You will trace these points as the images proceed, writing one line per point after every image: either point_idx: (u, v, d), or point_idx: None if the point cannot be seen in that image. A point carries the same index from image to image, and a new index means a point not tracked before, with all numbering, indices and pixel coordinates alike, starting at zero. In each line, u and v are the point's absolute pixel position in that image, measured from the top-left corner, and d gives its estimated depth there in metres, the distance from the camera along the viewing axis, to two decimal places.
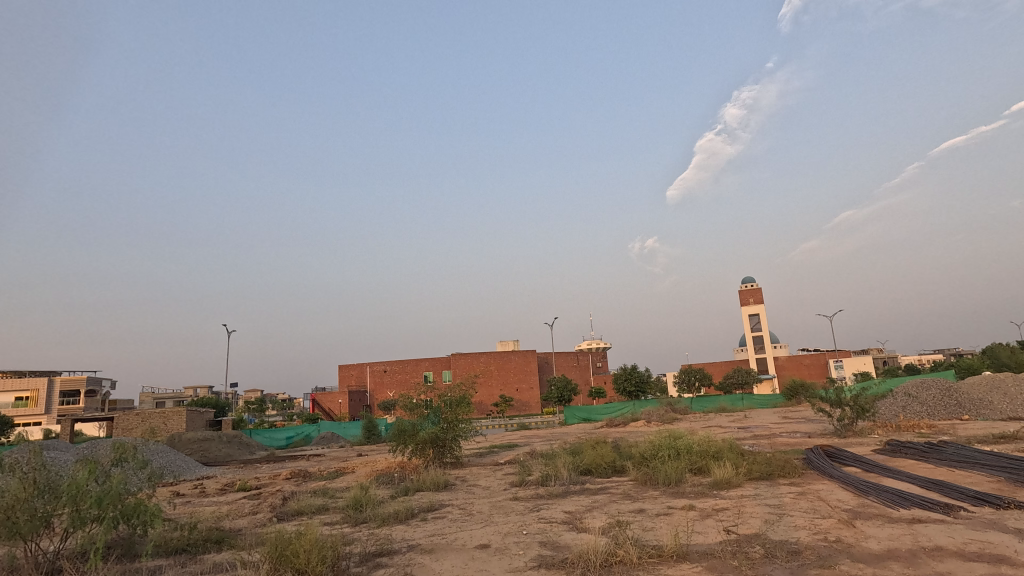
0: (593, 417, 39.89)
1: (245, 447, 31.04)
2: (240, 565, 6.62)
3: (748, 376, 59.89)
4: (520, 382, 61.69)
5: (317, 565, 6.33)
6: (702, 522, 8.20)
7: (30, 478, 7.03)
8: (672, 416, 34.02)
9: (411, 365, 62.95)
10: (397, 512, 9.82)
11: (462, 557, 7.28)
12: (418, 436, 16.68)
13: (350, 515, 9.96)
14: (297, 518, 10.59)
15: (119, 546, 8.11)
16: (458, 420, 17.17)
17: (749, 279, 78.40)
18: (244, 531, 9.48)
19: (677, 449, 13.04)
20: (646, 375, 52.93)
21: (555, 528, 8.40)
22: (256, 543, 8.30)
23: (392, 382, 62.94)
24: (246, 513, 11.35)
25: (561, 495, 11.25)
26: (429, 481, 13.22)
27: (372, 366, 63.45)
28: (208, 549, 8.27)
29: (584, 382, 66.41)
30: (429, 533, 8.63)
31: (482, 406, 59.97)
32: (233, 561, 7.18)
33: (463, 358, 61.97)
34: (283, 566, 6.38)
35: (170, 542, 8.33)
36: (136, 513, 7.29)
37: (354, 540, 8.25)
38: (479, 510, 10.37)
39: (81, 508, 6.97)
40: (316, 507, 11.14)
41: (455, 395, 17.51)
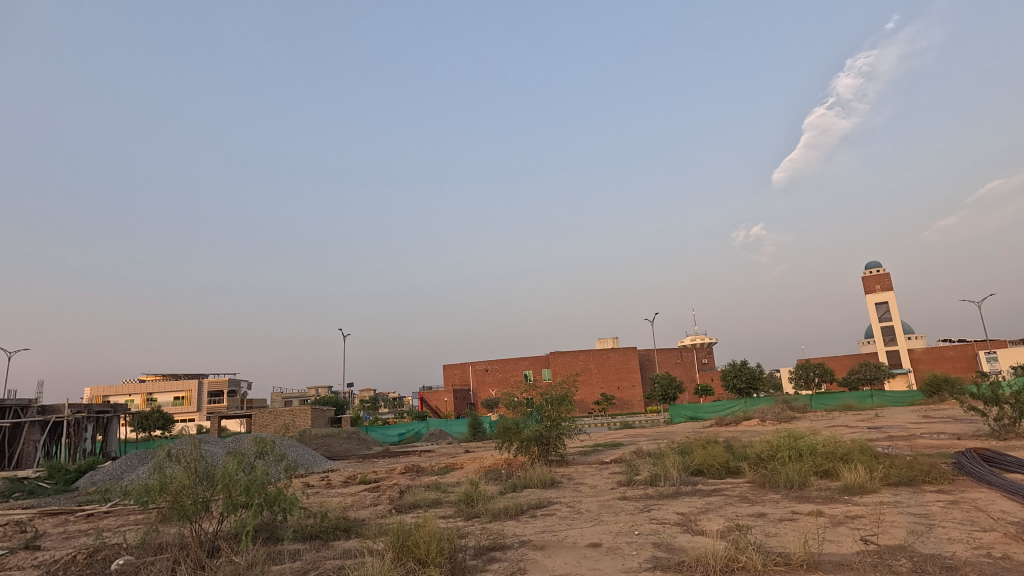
0: (700, 416, 38.21)
1: (362, 443, 33.31)
2: (368, 553, 7.09)
3: (878, 372, 54.21)
4: (621, 380, 60.57)
5: (436, 556, 6.63)
6: (834, 530, 7.54)
7: (192, 466, 8.04)
8: (789, 414, 31.61)
9: (511, 364, 64.13)
10: (507, 508, 10.03)
11: (574, 556, 7.26)
12: (523, 433, 16.93)
13: (463, 509, 10.35)
14: (413, 511, 11.16)
15: (265, 529, 9.05)
16: (562, 418, 17.17)
17: (874, 265, 71.06)
18: (368, 520, 10.16)
19: (798, 450, 12.10)
20: (757, 371, 49.67)
21: (668, 530, 8.13)
22: (379, 532, 8.87)
23: (493, 380, 64.46)
24: (368, 505, 12.18)
25: (672, 495, 10.88)
26: (536, 478, 13.37)
27: (474, 366, 65.32)
28: (339, 537, 8.97)
29: (689, 379, 63.73)
30: (540, 530, 8.73)
31: (584, 404, 59.79)
32: (360, 549, 7.72)
33: (562, 356, 62.13)
34: (405, 556, 6.74)
35: (306, 528, 9.16)
36: (277, 501, 8.12)
37: (469, 534, 8.52)
38: (586, 508, 10.30)
39: (233, 495, 7.86)
40: (430, 500, 11.72)
41: (557, 393, 17.56)
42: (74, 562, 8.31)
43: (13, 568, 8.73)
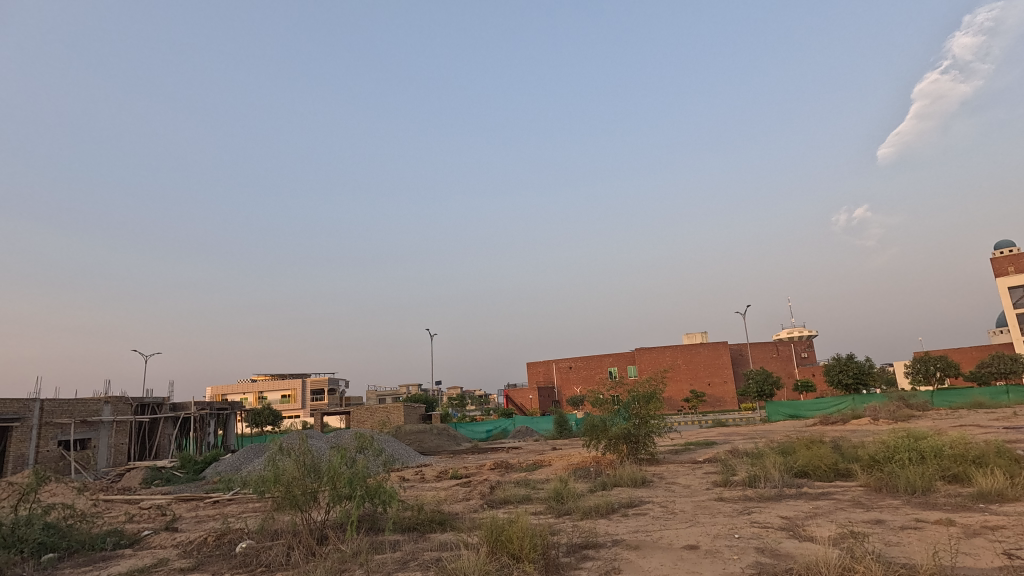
0: (801, 414, 35.75)
1: (452, 439, 34.35)
2: (463, 546, 7.30)
3: (1015, 365, 47.97)
4: (712, 376, 58.09)
5: (529, 552, 6.67)
6: (969, 541, 6.76)
7: (301, 460, 8.68)
8: (907, 412, 28.74)
9: (595, 360, 63.48)
10: (598, 506, 9.92)
11: (671, 557, 7.05)
12: (611, 431, 16.63)
13: (553, 506, 10.37)
14: (504, 506, 11.36)
15: (368, 520, 9.55)
16: (650, 416, 16.73)
17: (1007, 245, 62.89)
18: (461, 514, 10.46)
19: (920, 452, 10.97)
20: (866, 365, 45.67)
21: (773, 535, 7.67)
22: (473, 526, 9.10)
23: (577, 377, 64.08)
24: (461, 499, 12.55)
25: (775, 498, 10.25)
26: (627, 477, 13.13)
27: (558, 363, 65.28)
28: (435, 529, 9.30)
29: (788, 375, 59.73)
30: (632, 530, 8.55)
31: (672, 401, 57.98)
32: (456, 542, 7.95)
33: (648, 352, 60.64)
34: (499, 551, 6.85)
35: (405, 520, 9.57)
36: (377, 493, 8.60)
37: (561, 531, 8.55)
38: (681, 509, 9.95)
39: (338, 487, 8.40)
40: (521, 497, 11.85)
41: (645, 390, 17.09)
42: (205, 544, 9.22)
43: (158, 547, 9.87)
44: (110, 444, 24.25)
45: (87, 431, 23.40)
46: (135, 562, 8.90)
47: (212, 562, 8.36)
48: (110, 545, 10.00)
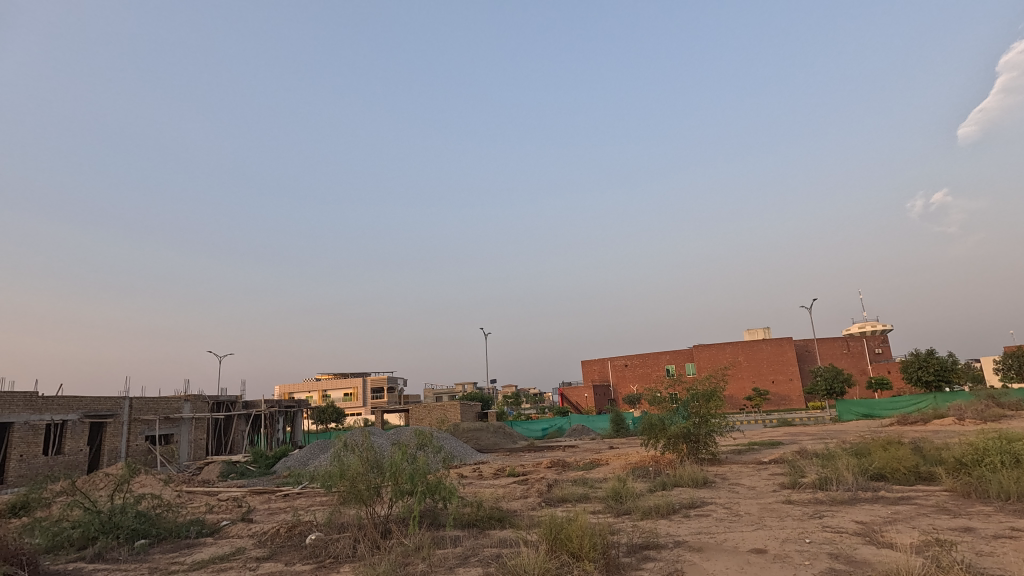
0: (876, 413, 33.72)
1: (509, 437, 34.59)
2: (523, 543, 7.34)
3: None
4: (776, 373, 55.73)
5: (589, 551, 6.62)
6: None
7: (365, 456, 8.99)
8: (997, 412, 26.52)
9: (652, 358, 62.24)
10: (658, 506, 9.73)
11: (737, 560, 6.83)
12: (669, 430, 16.23)
13: (612, 505, 10.25)
14: (562, 504, 11.34)
15: (429, 515, 9.76)
16: (711, 415, 16.24)
17: None
18: (519, 512, 10.53)
19: (1014, 455, 10.10)
20: (949, 361, 42.51)
21: (847, 540, 7.27)
22: (532, 524, 9.14)
23: (633, 375, 63.04)
24: (519, 497, 12.63)
25: (848, 501, 9.72)
26: (687, 477, 12.80)
27: (613, 361, 64.47)
28: (494, 526, 9.40)
29: (861, 372, 56.42)
30: (695, 531, 8.33)
31: (734, 400, 56.06)
32: (516, 539, 8.00)
33: (706, 349, 58.91)
34: (559, 549, 6.85)
35: (464, 516, 9.72)
36: (437, 489, 8.80)
37: (620, 530, 8.44)
38: (746, 511, 9.60)
39: (399, 482, 8.65)
40: (579, 495, 11.80)
41: (705, 389, 16.61)
42: (277, 534, 9.71)
43: (235, 537, 10.49)
44: (190, 439, 25.97)
45: (170, 426, 25.15)
46: (216, 550, 9.49)
47: (285, 552, 8.80)
48: (194, 533, 10.72)
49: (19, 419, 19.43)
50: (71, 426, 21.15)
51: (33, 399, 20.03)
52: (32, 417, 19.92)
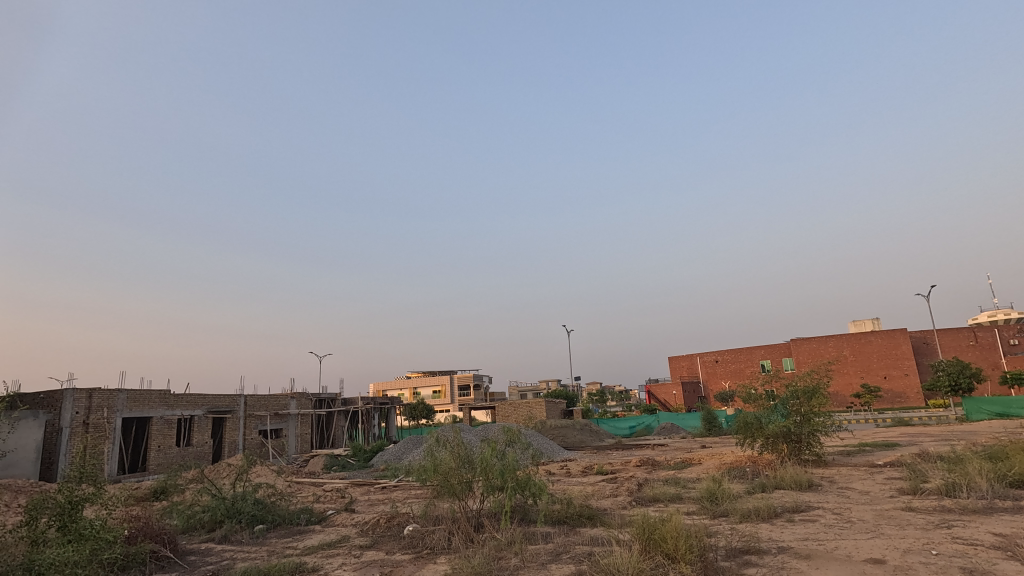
0: (1013, 413, 29.93)
1: (595, 435, 34.25)
2: (615, 542, 7.25)
3: None
4: (888, 368, 50.99)
5: (686, 553, 6.41)
6: None
7: (456, 451, 9.26)
8: None
9: (745, 353, 59.12)
10: (758, 509, 9.22)
11: (850, 570, 6.34)
12: (767, 429, 15.30)
13: (707, 506, 9.87)
14: (654, 504, 11.08)
15: (519, 511, 9.88)
16: (814, 412, 15.17)
17: None
18: (610, 510, 10.40)
19: None
20: None
21: (984, 554, 6.50)
22: (623, 523, 8.99)
23: (725, 372, 60.20)
24: (609, 495, 12.49)
25: (982, 510, 8.70)
26: (789, 479, 12.03)
27: (703, 357, 61.96)
28: (585, 524, 9.36)
29: (992, 367, 50.30)
30: (801, 537, 7.82)
31: (840, 397, 51.97)
32: (607, 538, 7.92)
33: (806, 343, 55.04)
34: (653, 549, 6.71)
35: (554, 513, 9.75)
36: (527, 485, 8.93)
37: (718, 533, 8.09)
38: (860, 517, 8.87)
39: (490, 478, 8.84)
40: (671, 495, 11.45)
41: (806, 385, 15.52)
42: (378, 524, 10.27)
43: (340, 525, 11.22)
44: (297, 433, 28.05)
45: (279, 422, 27.29)
46: (324, 537, 10.19)
47: (385, 542, 9.28)
48: (304, 520, 11.58)
49: (155, 414, 21.90)
50: (198, 420, 23.56)
51: (166, 396, 22.47)
52: (166, 412, 22.37)
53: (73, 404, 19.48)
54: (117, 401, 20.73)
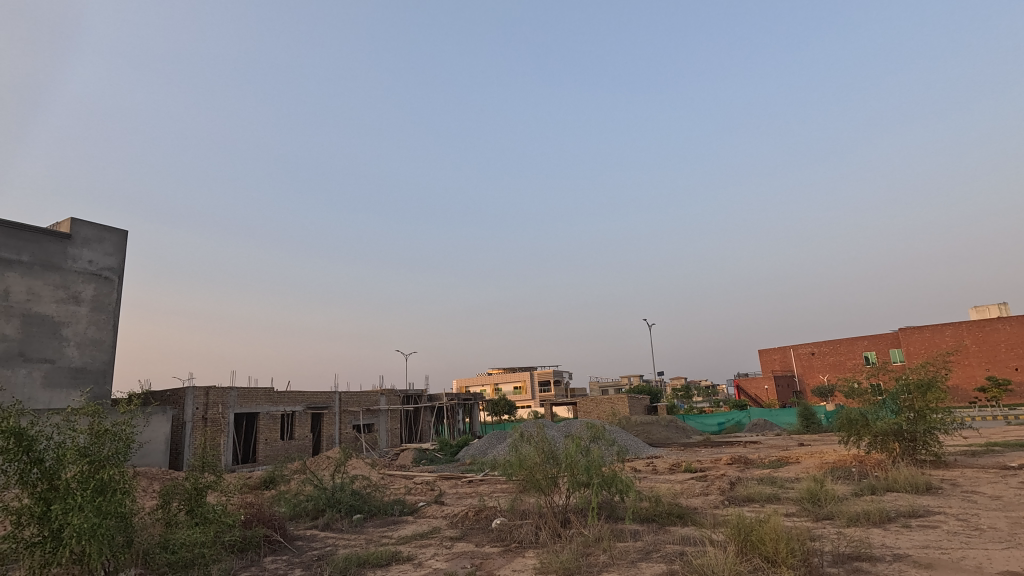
0: None
1: (682, 431, 33.18)
2: (708, 542, 7.00)
3: None
4: (1019, 358, 45.37)
5: (788, 557, 6.06)
6: None
7: (541, 447, 9.30)
8: None
9: (845, 344, 54.87)
10: (868, 512, 8.53)
11: None
12: (875, 427, 14.10)
13: (808, 508, 9.27)
14: (748, 503, 10.58)
15: (606, 507, 9.77)
16: (930, 408, 13.77)
17: None
18: (701, 510, 10.03)
19: None
20: None
21: None
22: (716, 523, 8.65)
23: (823, 365, 56.22)
24: (699, 493, 12.06)
25: None
26: (902, 480, 11.03)
27: (797, 349, 58.22)
28: (674, 522, 9.10)
29: None
30: (920, 544, 7.14)
31: (960, 392, 46.93)
32: (700, 538, 7.65)
33: (917, 332, 50.21)
34: (751, 551, 6.40)
35: (642, 511, 9.55)
36: (613, 482, 8.83)
37: (823, 537, 7.59)
38: (991, 525, 7.96)
39: (576, 474, 8.81)
40: (768, 495, 10.85)
41: (919, 378, 14.13)
42: (467, 517, 10.55)
43: (431, 516, 11.66)
44: (388, 428, 29.40)
45: (371, 417, 28.78)
46: (416, 528, 10.63)
47: (474, 534, 9.51)
48: (398, 511, 12.14)
49: (262, 410, 23.82)
50: (299, 415, 25.31)
51: (271, 393, 24.32)
52: (272, 408, 24.24)
53: (193, 400, 21.64)
54: (229, 398, 22.71)
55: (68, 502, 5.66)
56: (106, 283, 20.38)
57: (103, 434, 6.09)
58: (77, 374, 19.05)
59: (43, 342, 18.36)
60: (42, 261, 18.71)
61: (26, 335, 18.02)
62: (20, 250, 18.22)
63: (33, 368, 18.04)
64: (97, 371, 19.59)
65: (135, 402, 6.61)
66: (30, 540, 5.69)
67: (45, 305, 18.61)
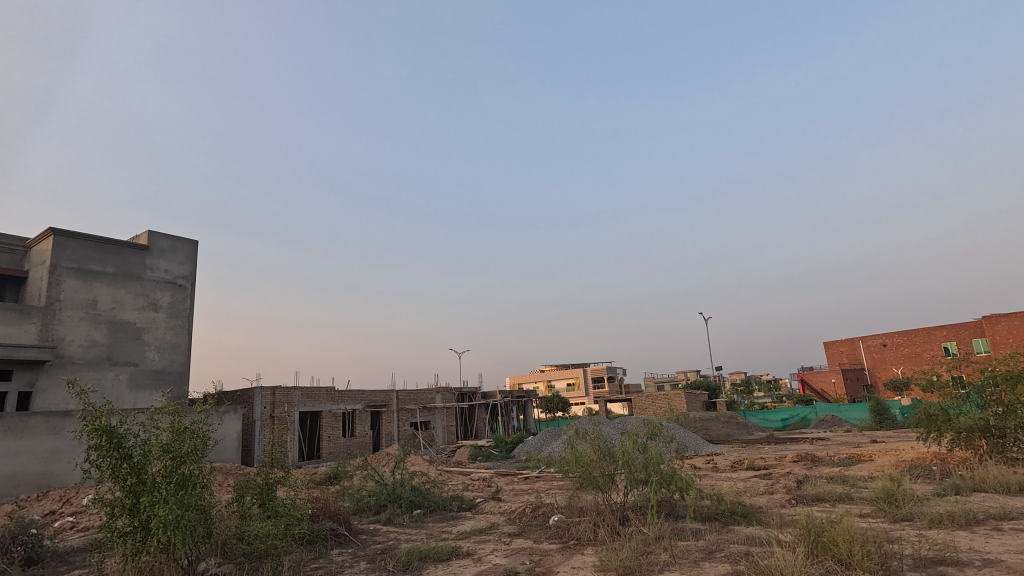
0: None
1: (743, 428, 32.06)
2: (776, 543, 6.74)
3: None
4: None
5: (864, 559, 5.75)
6: None
7: (597, 444, 9.20)
8: None
9: (921, 335, 51.43)
10: (953, 514, 7.96)
11: None
12: (957, 423, 13.15)
13: (885, 509, 8.75)
14: (817, 503, 10.11)
15: (666, 505, 9.58)
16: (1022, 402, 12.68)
17: None
18: (766, 509, 9.65)
19: None
20: None
21: None
22: (783, 523, 8.31)
23: (896, 357, 52.94)
24: (764, 492, 11.62)
25: None
26: (991, 480, 10.22)
27: (867, 341, 55.07)
28: (738, 521, 8.82)
29: None
30: (1014, 549, 6.60)
31: None
32: (767, 538, 7.36)
33: (1003, 320, 46.42)
34: (822, 552, 6.12)
35: (703, 510, 9.30)
36: (673, 480, 8.65)
37: (902, 539, 7.14)
38: None
39: (633, 471, 8.67)
40: (839, 495, 10.32)
41: (1007, 369, 13.05)
42: (524, 513, 10.59)
43: (489, 512, 11.79)
44: (443, 425, 29.95)
45: (427, 414, 29.38)
46: (475, 523, 10.78)
47: (532, 531, 9.55)
48: (456, 507, 12.34)
49: (325, 408, 24.78)
50: (359, 413, 26.18)
51: (333, 392, 25.26)
52: (333, 406, 25.19)
53: (261, 399, 22.77)
54: (294, 397, 23.75)
55: (155, 494, 6.09)
56: (180, 291, 21.75)
57: (183, 431, 6.51)
58: (158, 375, 20.47)
59: (127, 347, 19.79)
60: (124, 271, 20.14)
61: (112, 340, 19.47)
62: (105, 262, 19.68)
63: (120, 370, 19.48)
64: (175, 372, 20.96)
65: (210, 402, 7.01)
66: (122, 530, 6.15)
67: (128, 312, 20.04)
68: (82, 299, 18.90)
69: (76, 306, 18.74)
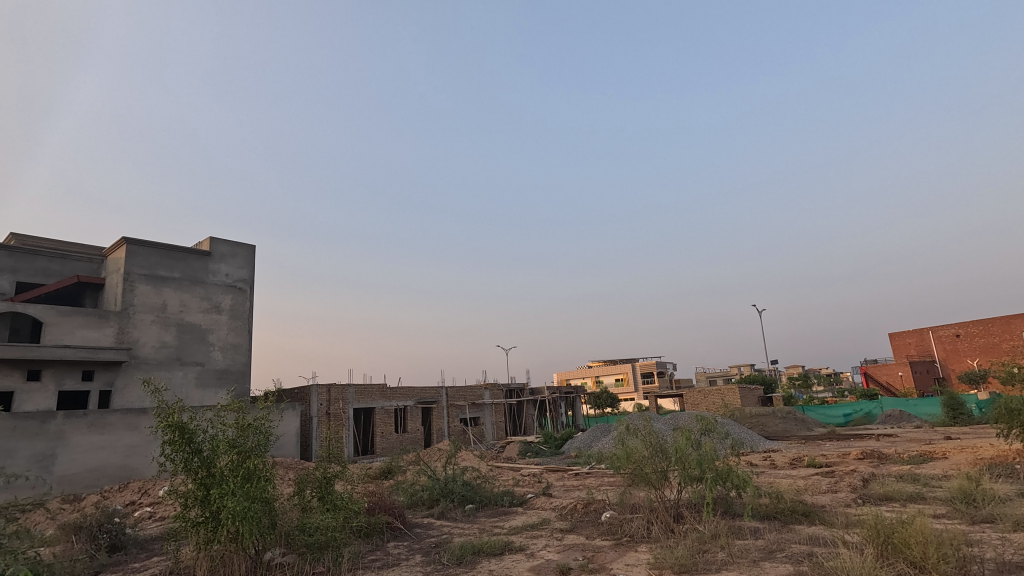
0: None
1: (802, 424, 30.79)
2: (841, 543, 6.45)
3: None
4: None
5: (939, 563, 5.43)
6: None
7: (648, 440, 9.05)
8: None
9: (1000, 324, 47.94)
10: None
11: None
12: None
13: (961, 510, 8.22)
14: (885, 502, 9.60)
15: (722, 503, 9.32)
16: None
17: None
18: (829, 508, 9.24)
19: None
20: None
21: None
22: (848, 523, 7.94)
23: (971, 347, 49.59)
24: (827, 491, 11.12)
25: None
26: None
27: (938, 331, 51.83)
28: (799, 520, 8.49)
29: None
30: None
31: None
32: (831, 539, 7.05)
33: None
34: (893, 555, 5.81)
35: (761, 508, 9.01)
36: (728, 477, 8.43)
37: (982, 542, 6.69)
38: None
39: (687, 468, 8.49)
40: (909, 494, 9.76)
41: None
42: (576, 509, 10.56)
43: (540, 508, 11.82)
44: (493, 421, 30.20)
45: (477, 411, 29.70)
46: (526, 519, 10.82)
47: (584, 527, 9.51)
48: (507, 502, 12.43)
49: (377, 405, 25.47)
50: (410, 409, 26.74)
51: (385, 389, 25.91)
52: (386, 403, 25.84)
53: (317, 396, 23.63)
54: (348, 394, 24.52)
55: (224, 487, 6.43)
56: (241, 293, 22.81)
57: (247, 427, 6.84)
58: (222, 375, 21.56)
59: (194, 347, 20.94)
60: (189, 276, 21.29)
61: (180, 342, 20.64)
62: (172, 268, 20.87)
63: (188, 370, 20.63)
64: (238, 372, 22.02)
65: (271, 399, 7.32)
66: (195, 520, 6.53)
67: (194, 315, 21.19)
68: (153, 303, 20.11)
69: (148, 310, 19.96)
